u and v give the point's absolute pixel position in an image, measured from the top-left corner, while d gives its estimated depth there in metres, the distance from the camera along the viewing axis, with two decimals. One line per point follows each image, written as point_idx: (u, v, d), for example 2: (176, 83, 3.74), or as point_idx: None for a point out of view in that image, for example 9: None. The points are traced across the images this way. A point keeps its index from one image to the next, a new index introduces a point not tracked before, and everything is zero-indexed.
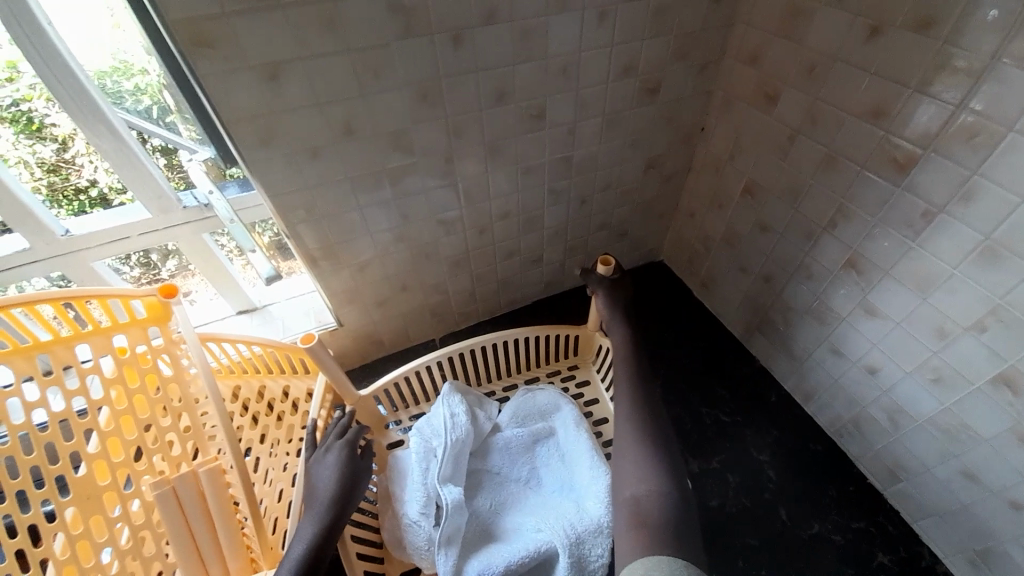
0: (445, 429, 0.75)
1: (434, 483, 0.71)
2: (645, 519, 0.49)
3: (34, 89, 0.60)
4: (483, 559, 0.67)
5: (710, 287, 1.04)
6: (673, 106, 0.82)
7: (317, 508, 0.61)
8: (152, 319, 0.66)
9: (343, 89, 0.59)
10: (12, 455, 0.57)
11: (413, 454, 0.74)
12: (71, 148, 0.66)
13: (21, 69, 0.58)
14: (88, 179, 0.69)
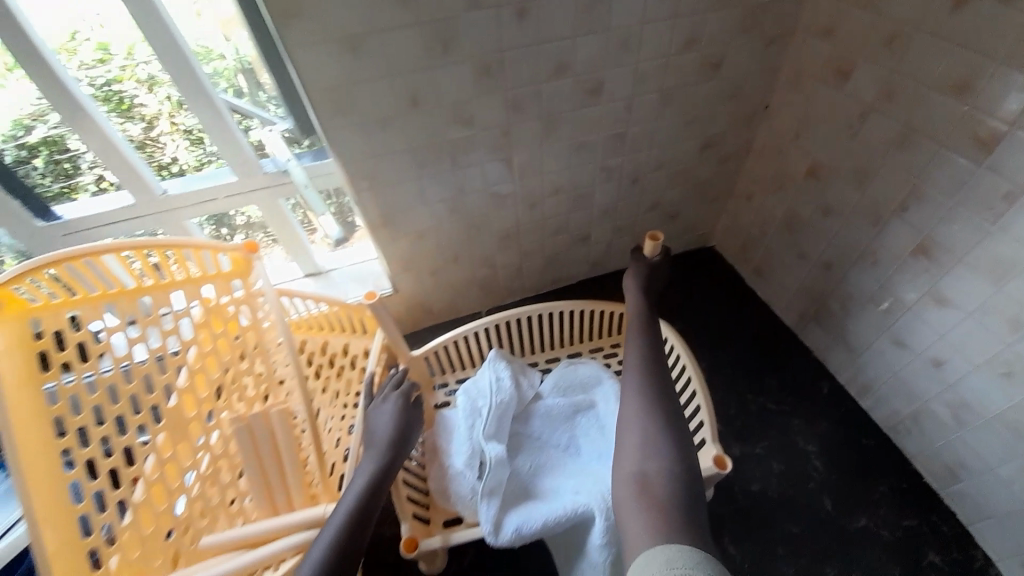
0: (490, 390, 0.79)
1: (478, 439, 0.76)
2: (657, 498, 0.47)
3: (124, 71, 0.68)
4: (521, 514, 0.69)
5: (763, 273, 1.01)
6: (736, 82, 0.80)
7: (376, 449, 0.66)
8: (236, 272, 0.74)
9: (412, 60, 0.62)
10: (117, 383, 0.65)
11: (460, 412, 0.79)
12: (156, 127, 0.74)
13: (113, 51, 0.65)
14: (170, 157, 0.78)
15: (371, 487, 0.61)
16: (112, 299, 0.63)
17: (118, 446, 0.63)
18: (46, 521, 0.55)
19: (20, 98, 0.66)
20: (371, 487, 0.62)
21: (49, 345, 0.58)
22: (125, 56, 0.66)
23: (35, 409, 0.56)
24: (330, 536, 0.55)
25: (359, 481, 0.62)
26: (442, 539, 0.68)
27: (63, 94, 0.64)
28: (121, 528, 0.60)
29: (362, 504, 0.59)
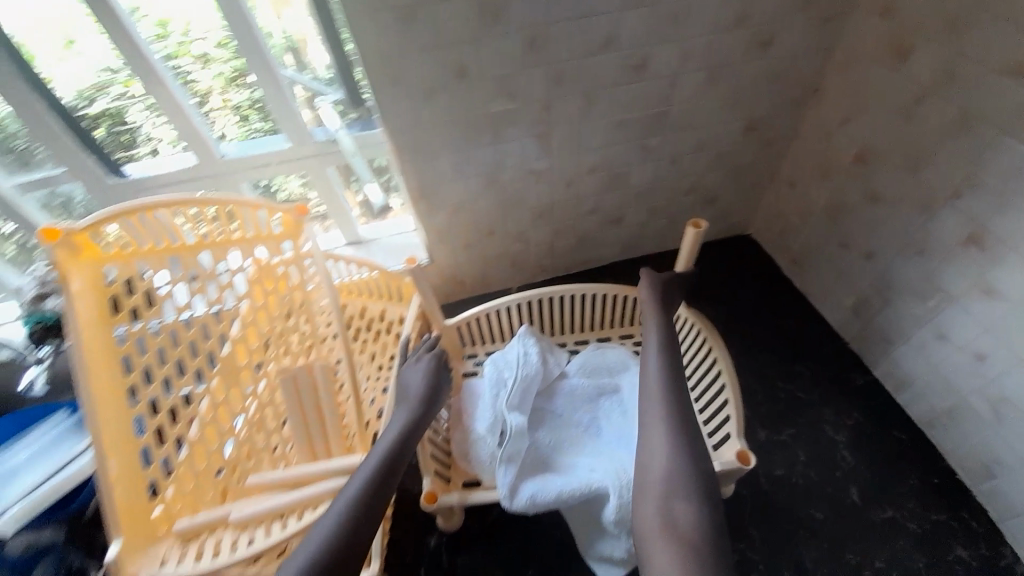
0: (517, 363, 0.79)
1: (502, 408, 0.75)
2: (687, 541, 0.50)
3: (181, 47, 0.72)
4: (538, 483, 0.70)
5: (802, 263, 0.99)
6: (785, 62, 0.79)
7: (407, 404, 0.70)
8: (287, 234, 0.78)
9: (462, 32, 0.64)
10: (177, 330, 0.70)
11: (486, 381, 0.79)
12: (207, 103, 0.79)
13: (171, 28, 0.70)
14: (219, 132, 0.83)
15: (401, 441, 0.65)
16: (174, 252, 0.68)
17: (176, 388, 0.68)
18: (112, 451, 0.59)
19: (82, 70, 0.72)
20: (402, 440, 0.65)
21: (119, 291, 0.63)
22: (182, 33, 0.71)
23: (105, 349, 0.61)
24: (360, 481, 0.59)
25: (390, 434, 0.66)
26: (460, 497, 0.69)
27: (139, 56, 0.69)
28: (178, 462, 0.66)
29: (392, 454, 0.63)
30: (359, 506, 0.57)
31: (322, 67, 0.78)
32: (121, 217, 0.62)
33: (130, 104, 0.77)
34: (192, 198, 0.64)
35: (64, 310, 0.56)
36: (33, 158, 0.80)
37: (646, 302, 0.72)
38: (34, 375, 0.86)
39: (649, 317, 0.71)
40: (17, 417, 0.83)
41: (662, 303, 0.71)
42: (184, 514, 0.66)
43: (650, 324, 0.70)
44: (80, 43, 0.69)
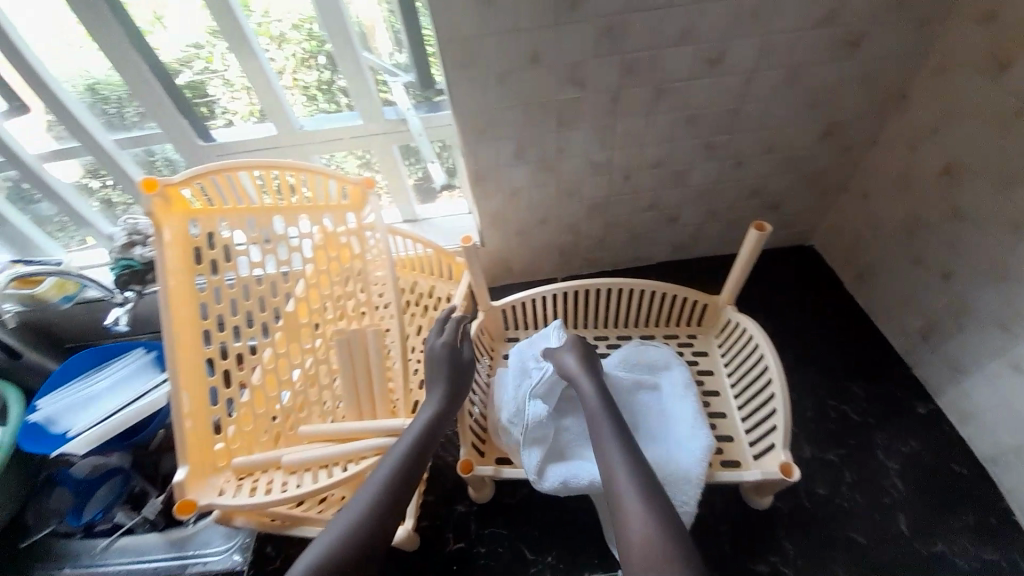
0: (540, 354, 0.80)
1: (524, 396, 0.75)
2: None
3: (260, 26, 0.78)
4: (567, 468, 0.70)
5: (867, 279, 0.94)
6: (871, 66, 0.75)
7: (442, 380, 0.70)
8: (352, 205, 0.83)
9: (541, 18, 0.66)
10: (248, 285, 0.75)
11: (510, 372, 0.80)
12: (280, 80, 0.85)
13: (252, 8, 0.76)
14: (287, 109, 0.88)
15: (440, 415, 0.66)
16: (252, 213, 0.73)
17: (244, 337, 0.73)
18: (186, 387, 0.65)
19: (170, 43, 0.79)
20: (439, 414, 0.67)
21: (202, 244, 0.68)
22: (262, 13, 0.76)
23: (186, 295, 0.67)
24: (400, 451, 0.61)
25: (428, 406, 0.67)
26: (495, 470, 0.70)
27: (236, 30, 0.74)
28: (239, 405, 0.71)
29: (432, 425, 0.65)
30: (395, 475, 0.59)
31: (387, 53, 0.84)
32: (209, 176, 0.68)
33: (210, 79, 0.84)
34: (267, 160, 0.70)
35: (155, 255, 0.62)
36: (130, 119, 0.89)
37: (579, 363, 0.73)
38: (117, 314, 0.93)
39: (581, 376, 0.71)
40: (98, 351, 0.92)
41: (591, 361, 0.74)
42: (241, 452, 0.71)
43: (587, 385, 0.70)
44: (167, 19, 0.76)
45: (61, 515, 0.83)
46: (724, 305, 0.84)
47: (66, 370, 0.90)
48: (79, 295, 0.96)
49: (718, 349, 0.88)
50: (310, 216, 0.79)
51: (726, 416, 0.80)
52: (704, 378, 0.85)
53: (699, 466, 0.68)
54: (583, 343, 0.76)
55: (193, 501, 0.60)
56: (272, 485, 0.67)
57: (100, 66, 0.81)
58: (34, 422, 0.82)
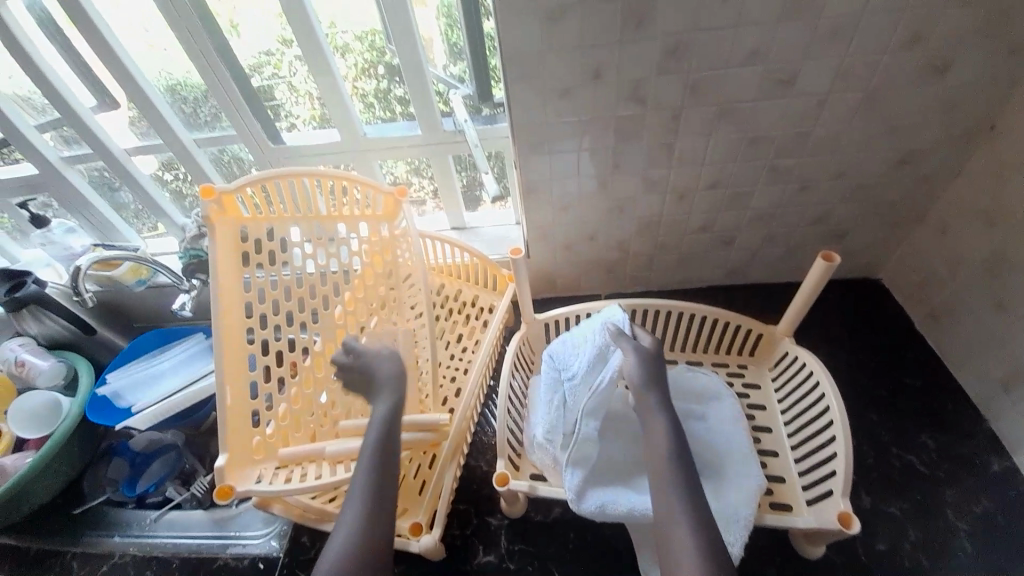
0: (576, 360, 0.75)
1: (565, 410, 0.73)
2: None
3: (331, 37, 0.82)
4: (607, 494, 0.68)
5: (941, 319, 0.87)
6: (958, 93, 0.71)
7: (386, 394, 0.65)
8: (385, 216, 0.84)
9: (606, 35, 0.65)
10: (291, 286, 0.79)
11: (545, 380, 0.77)
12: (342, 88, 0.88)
13: (323, 20, 0.80)
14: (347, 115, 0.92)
15: (382, 435, 0.61)
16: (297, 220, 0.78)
17: (285, 334, 0.76)
18: (230, 380, 0.68)
19: (244, 50, 0.83)
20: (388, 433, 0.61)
21: (250, 248, 0.73)
22: (329, 25, 0.80)
23: (234, 294, 0.71)
24: (363, 481, 0.57)
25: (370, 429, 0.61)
26: (530, 486, 0.69)
27: (310, 37, 0.78)
28: (278, 399, 0.74)
29: (381, 447, 0.60)
30: (371, 507, 0.55)
31: (443, 65, 0.86)
32: (261, 184, 0.73)
33: (277, 83, 0.88)
34: (313, 168, 0.74)
35: (209, 252, 0.67)
36: (204, 118, 0.95)
37: (654, 400, 0.64)
38: (183, 300, 0.94)
39: (655, 415, 0.62)
40: (168, 332, 0.98)
41: (664, 397, 0.64)
42: (278, 445, 0.73)
43: (659, 427, 0.61)
44: (241, 27, 0.81)
45: (116, 484, 0.90)
46: (781, 335, 0.81)
47: (137, 347, 0.97)
48: (150, 279, 1.02)
49: (771, 383, 0.83)
50: (350, 224, 0.82)
51: (777, 455, 0.75)
52: (754, 413, 0.81)
53: (750, 507, 0.64)
54: (653, 371, 0.66)
55: (230, 487, 0.62)
56: (317, 474, 0.66)
57: (181, 68, 0.87)
58: (103, 396, 0.89)
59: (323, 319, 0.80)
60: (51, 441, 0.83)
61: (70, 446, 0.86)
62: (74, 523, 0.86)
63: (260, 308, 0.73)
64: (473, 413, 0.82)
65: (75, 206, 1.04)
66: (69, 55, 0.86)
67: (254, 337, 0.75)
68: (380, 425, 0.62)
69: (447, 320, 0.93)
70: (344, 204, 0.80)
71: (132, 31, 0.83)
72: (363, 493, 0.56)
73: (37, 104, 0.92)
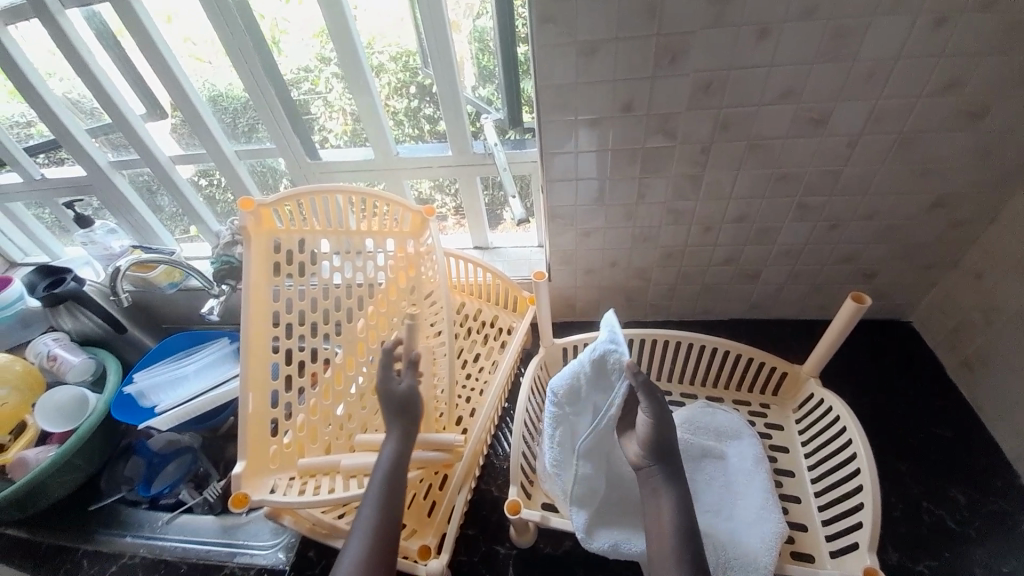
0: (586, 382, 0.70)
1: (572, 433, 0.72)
2: None
3: (370, 56, 0.85)
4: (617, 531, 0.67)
5: (975, 369, 0.84)
6: (995, 139, 0.70)
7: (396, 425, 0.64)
8: (412, 232, 0.85)
9: (639, 68, 0.67)
10: (316, 297, 0.80)
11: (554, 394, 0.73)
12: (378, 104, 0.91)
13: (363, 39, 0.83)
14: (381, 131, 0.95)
15: (389, 475, 0.60)
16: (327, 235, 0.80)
17: (308, 344, 0.77)
18: (252, 386, 0.69)
19: (286, 66, 0.87)
20: (394, 473, 0.60)
21: (281, 258, 0.76)
22: (369, 44, 0.83)
23: (263, 303, 0.73)
24: (366, 521, 0.56)
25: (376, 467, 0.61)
26: (541, 516, 0.68)
27: (352, 57, 0.81)
28: (296, 410, 0.74)
29: (389, 488, 0.59)
30: (371, 544, 0.55)
31: (473, 87, 0.87)
32: (295, 198, 0.75)
33: (313, 99, 0.91)
34: (346, 185, 0.76)
35: (242, 262, 0.70)
36: (242, 129, 0.99)
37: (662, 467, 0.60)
38: (212, 305, 0.96)
39: (662, 489, 0.59)
40: (195, 334, 1.01)
41: (671, 465, 0.61)
42: (294, 456, 0.73)
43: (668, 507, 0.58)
44: (284, 45, 0.85)
45: (132, 483, 0.91)
46: (807, 376, 0.79)
47: (165, 348, 1.00)
48: (182, 283, 1.05)
49: (795, 425, 0.81)
50: (376, 239, 0.83)
51: (800, 501, 0.72)
52: (777, 455, 0.78)
53: (769, 556, 0.62)
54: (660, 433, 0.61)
55: (246, 495, 0.63)
56: (330, 487, 0.66)
57: (222, 80, 0.92)
58: (128, 395, 0.91)
59: (346, 332, 0.81)
60: (74, 436, 0.85)
61: (92, 442, 0.88)
62: (87, 519, 0.87)
63: (285, 317, 0.75)
64: (487, 436, 0.81)
65: (118, 209, 1.09)
66: (125, 65, 0.91)
67: (278, 345, 0.76)
68: (387, 463, 0.61)
69: (466, 340, 0.94)
70: (372, 219, 0.82)
71: (180, 44, 0.88)
72: (370, 531, 0.56)
73: (86, 108, 0.97)
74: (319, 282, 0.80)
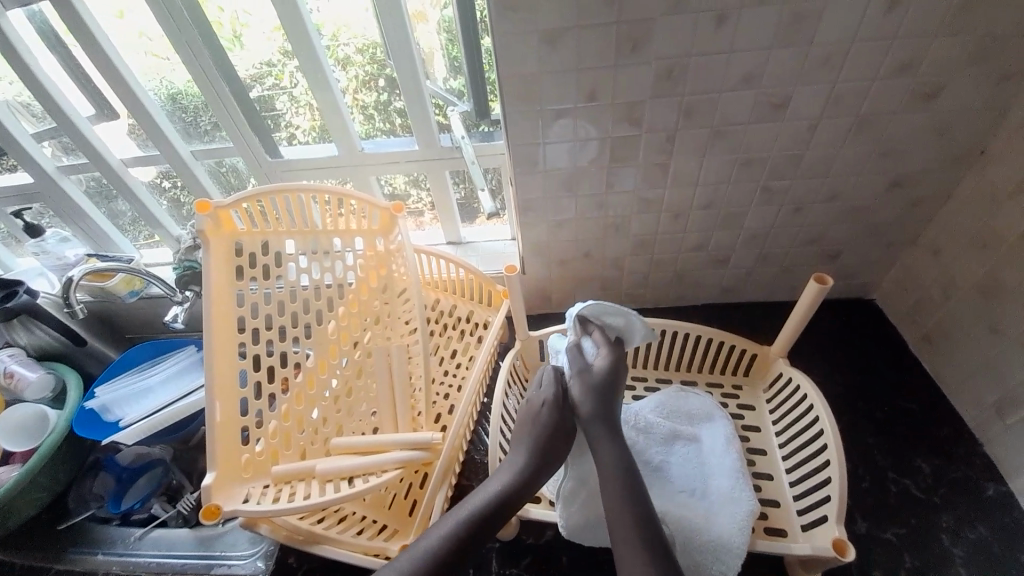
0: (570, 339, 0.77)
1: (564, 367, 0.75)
2: None
3: (329, 49, 0.82)
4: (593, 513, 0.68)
5: (935, 343, 0.87)
6: (948, 119, 0.72)
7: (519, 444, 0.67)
8: (382, 230, 0.84)
9: (602, 57, 0.66)
10: (284, 299, 0.78)
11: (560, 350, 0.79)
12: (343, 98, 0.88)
13: (322, 31, 0.80)
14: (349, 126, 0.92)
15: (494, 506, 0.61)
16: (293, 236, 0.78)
17: (277, 349, 0.75)
18: (221, 395, 0.68)
19: (244, 62, 0.84)
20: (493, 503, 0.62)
21: (243, 260, 0.73)
22: (331, 37, 0.81)
23: (226, 308, 0.71)
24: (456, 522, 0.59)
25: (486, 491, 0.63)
26: (522, 509, 0.69)
27: (310, 51, 0.79)
28: (268, 416, 0.72)
29: (484, 516, 0.60)
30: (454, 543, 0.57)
31: (442, 78, 0.86)
32: (256, 199, 0.73)
33: (278, 94, 0.88)
34: (308, 184, 0.74)
35: (203, 267, 0.67)
36: (204, 128, 0.95)
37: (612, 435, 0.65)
38: (175, 312, 0.92)
39: None
40: (157, 344, 0.97)
41: None
42: (268, 464, 0.71)
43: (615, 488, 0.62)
44: (245, 38, 0.81)
45: (102, 499, 0.88)
46: (776, 356, 0.81)
47: (125, 361, 0.96)
48: (143, 291, 1.02)
49: (765, 404, 0.83)
50: (344, 239, 0.82)
51: (772, 478, 0.75)
52: (749, 434, 0.80)
53: (743, 537, 0.63)
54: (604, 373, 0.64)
55: (218, 507, 0.61)
56: (305, 492, 0.65)
57: (179, 76, 0.87)
58: (91, 409, 0.88)
59: (316, 335, 0.79)
60: (36, 455, 0.81)
61: (55, 461, 0.85)
62: (57, 540, 0.84)
63: (252, 323, 0.72)
64: (466, 432, 0.81)
65: (70, 216, 1.04)
66: (71, 65, 0.86)
67: (246, 351, 0.74)
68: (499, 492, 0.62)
69: (441, 337, 0.93)
70: (341, 217, 0.81)
71: (131, 41, 0.83)
72: (448, 534, 0.58)
73: (35, 111, 0.92)
74: (286, 285, 0.78)
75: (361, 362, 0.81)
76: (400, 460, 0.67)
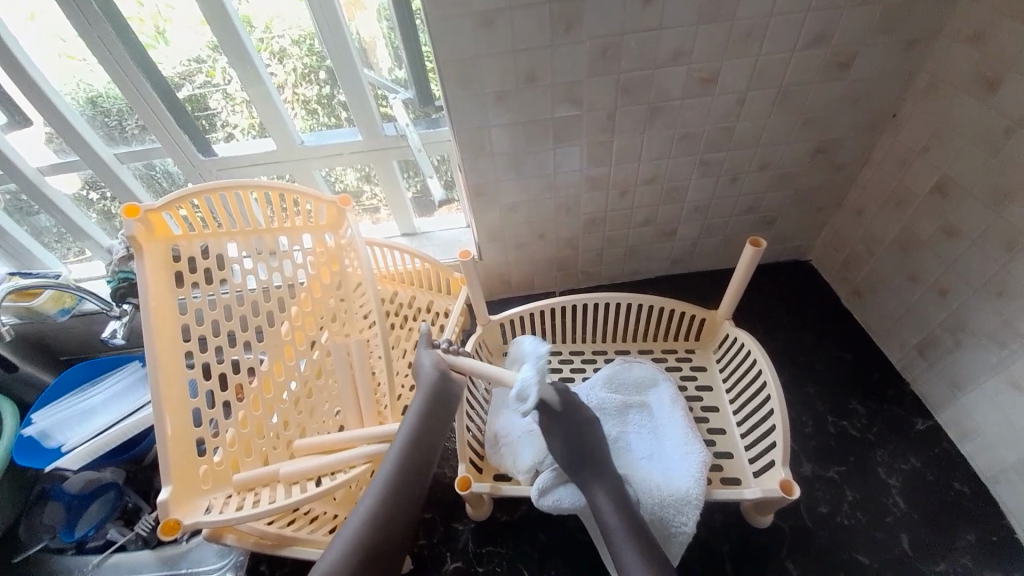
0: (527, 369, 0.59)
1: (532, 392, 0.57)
2: None
3: (262, 42, 0.79)
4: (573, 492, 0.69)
5: (864, 295, 0.94)
6: (862, 86, 0.77)
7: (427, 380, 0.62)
8: (330, 225, 0.82)
9: (538, 38, 0.67)
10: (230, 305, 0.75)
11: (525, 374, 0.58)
12: (281, 92, 0.85)
13: (252, 23, 0.77)
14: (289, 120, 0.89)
15: (423, 428, 0.58)
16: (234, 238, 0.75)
17: (227, 355, 0.72)
18: (169, 409, 0.65)
19: (170, 59, 0.79)
20: (421, 432, 0.58)
21: (182, 266, 0.70)
22: (263, 28, 0.77)
23: (167, 318, 0.68)
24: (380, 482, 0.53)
25: (408, 418, 0.59)
26: (492, 487, 0.70)
27: (237, 46, 0.75)
28: (225, 424, 0.70)
29: (416, 444, 0.57)
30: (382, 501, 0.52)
31: (387, 69, 0.84)
32: (190, 200, 0.70)
33: (211, 91, 0.84)
34: (243, 180, 0.71)
35: (137, 276, 0.64)
36: (130, 131, 0.89)
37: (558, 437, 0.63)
38: (114, 327, 0.87)
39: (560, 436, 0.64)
40: (97, 363, 0.92)
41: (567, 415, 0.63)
42: (228, 472, 0.70)
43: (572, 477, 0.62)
44: (169, 35, 0.77)
45: (54, 529, 0.82)
46: (722, 320, 0.85)
47: (63, 383, 0.91)
48: (76, 307, 0.95)
49: (717, 364, 0.88)
50: (290, 236, 0.79)
51: (725, 432, 0.80)
52: (703, 394, 0.85)
53: (700, 487, 0.67)
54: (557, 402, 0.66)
55: (177, 521, 0.59)
56: (271, 498, 0.64)
57: (99, 78, 0.81)
58: (30, 437, 0.83)
59: (268, 338, 0.76)
60: None
61: None
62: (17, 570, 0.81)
63: (198, 330, 0.69)
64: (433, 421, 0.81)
65: None
66: None
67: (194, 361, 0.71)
68: (417, 415, 0.59)
69: (402, 329, 0.92)
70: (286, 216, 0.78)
71: (43, 43, 0.77)
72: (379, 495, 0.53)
73: None
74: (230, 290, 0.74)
75: (319, 362, 0.80)
76: (367, 454, 0.65)
